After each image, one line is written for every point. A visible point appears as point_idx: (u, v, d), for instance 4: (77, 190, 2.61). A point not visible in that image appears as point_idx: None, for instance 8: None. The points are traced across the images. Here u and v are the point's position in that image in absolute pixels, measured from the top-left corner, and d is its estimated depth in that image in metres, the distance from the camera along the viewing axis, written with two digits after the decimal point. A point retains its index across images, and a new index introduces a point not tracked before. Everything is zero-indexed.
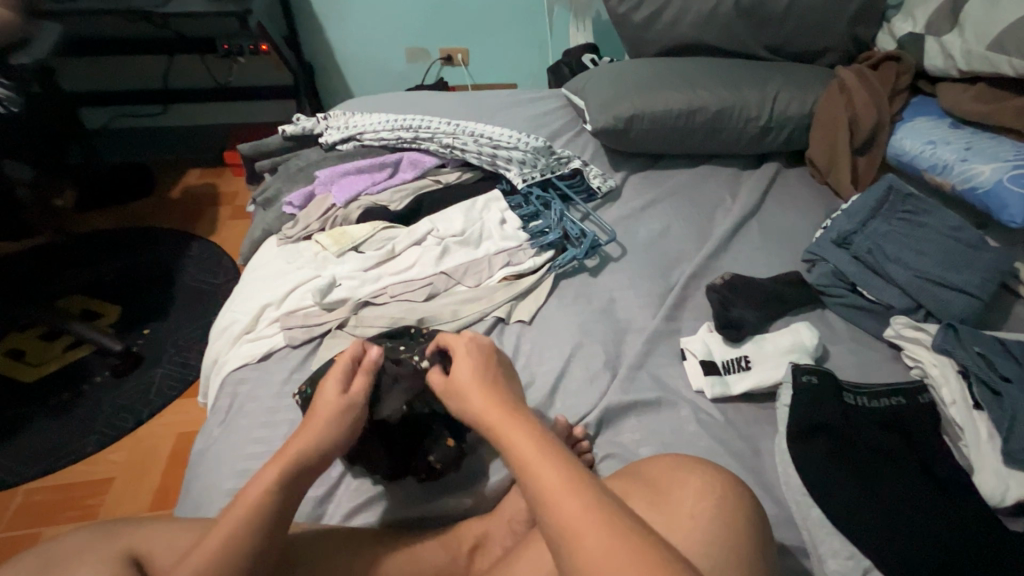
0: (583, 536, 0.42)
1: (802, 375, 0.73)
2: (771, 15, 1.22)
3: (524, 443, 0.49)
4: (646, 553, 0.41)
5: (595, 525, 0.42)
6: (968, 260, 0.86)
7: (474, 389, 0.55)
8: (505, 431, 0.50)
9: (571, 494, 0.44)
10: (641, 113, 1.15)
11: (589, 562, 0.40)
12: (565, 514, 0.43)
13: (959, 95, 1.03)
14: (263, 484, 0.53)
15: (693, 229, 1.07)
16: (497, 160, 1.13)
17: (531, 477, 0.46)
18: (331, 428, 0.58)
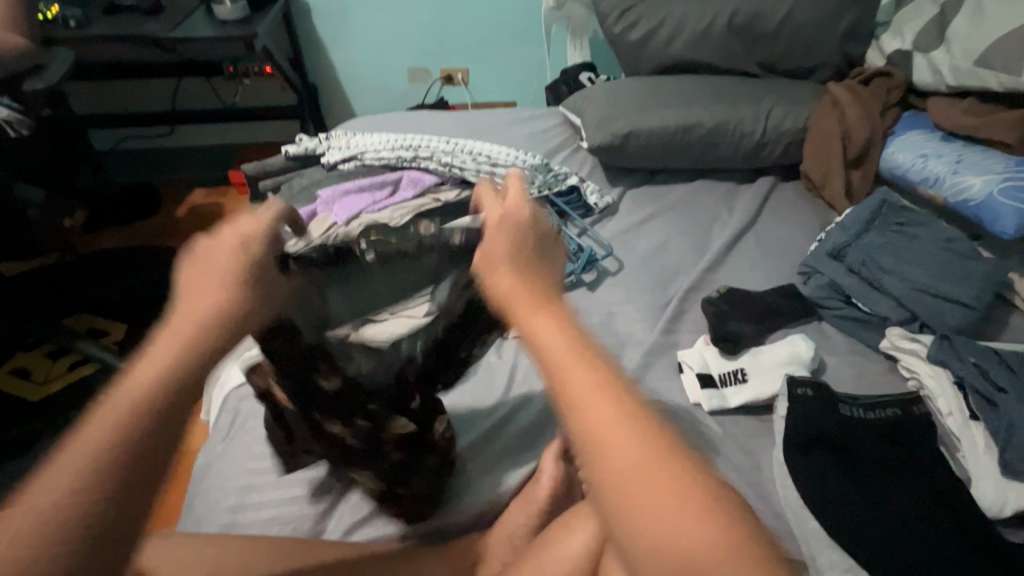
0: (617, 455, 0.34)
1: (798, 387, 0.74)
2: (762, 34, 1.25)
3: (557, 337, 0.39)
4: (693, 487, 0.33)
5: (635, 448, 0.34)
6: (962, 271, 0.87)
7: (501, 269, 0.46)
8: (528, 317, 0.42)
9: (608, 407, 0.36)
10: (636, 130, 1.17)
11: (622, 487, 0.33)
12: (597, 429, 0.35)
13: (949, 109, 1.05)
14: (150, 366, 0.39)
15: (691, 243, 1.08)
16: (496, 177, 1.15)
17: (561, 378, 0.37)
18: (232, 291, 0.43)
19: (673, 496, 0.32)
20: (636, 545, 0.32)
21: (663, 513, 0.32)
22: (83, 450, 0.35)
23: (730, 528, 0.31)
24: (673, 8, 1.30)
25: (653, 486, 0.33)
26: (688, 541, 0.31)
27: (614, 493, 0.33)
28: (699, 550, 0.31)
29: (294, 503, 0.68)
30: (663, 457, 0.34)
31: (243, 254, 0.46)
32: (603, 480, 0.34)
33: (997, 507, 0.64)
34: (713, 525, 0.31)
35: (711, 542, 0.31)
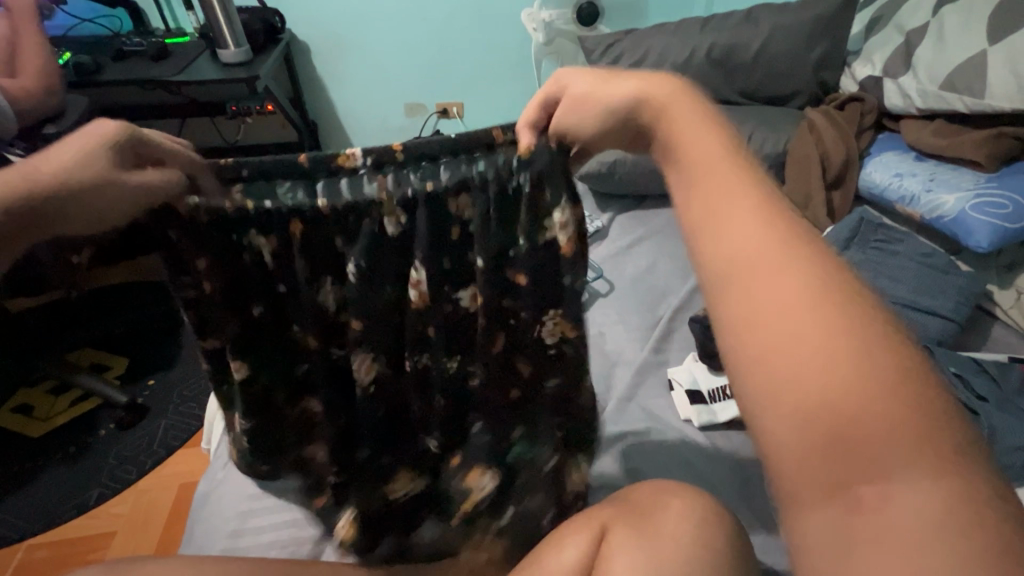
0: (777, 308, 0.29)
1: None
2: (740, 65, 1.31)
3: (726, 191, 0.34)
4: (876, 365, 0.27)
5: (780, 270, 0.30)
6: (941, 285, 0.89)
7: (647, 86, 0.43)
8: (681, 130, 0.39)
9: (773, 262, 0.31)
10: (622, 158, 1.22)
11: (752, 307, 0.30)
12: (752, 278, 0.31)
13: (919, 131, 1.10)
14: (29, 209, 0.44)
15: (679, 264, 1.11)
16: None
17: (721, 224, 0.33)
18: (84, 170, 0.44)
19: (838, 361, 0.27)
20: (770, 403, 0.28)
21: (824, 375, 0.27)
22: None
23: (907, 411, 0.26)
24: (655, 43, 1.38)
25: (788, 300, 0.29)
26: (813, 364, 0.27)
27: (758, 343, 0.29)
28: (860, 422, 0.26)
29: (292, 527, 0.69)
30: (839, 323, 0.28)
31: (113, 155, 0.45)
32: (729, 298, 0.31)
33: None
34: (888, 402, 0.26)
35: (876, 417, 0.26)
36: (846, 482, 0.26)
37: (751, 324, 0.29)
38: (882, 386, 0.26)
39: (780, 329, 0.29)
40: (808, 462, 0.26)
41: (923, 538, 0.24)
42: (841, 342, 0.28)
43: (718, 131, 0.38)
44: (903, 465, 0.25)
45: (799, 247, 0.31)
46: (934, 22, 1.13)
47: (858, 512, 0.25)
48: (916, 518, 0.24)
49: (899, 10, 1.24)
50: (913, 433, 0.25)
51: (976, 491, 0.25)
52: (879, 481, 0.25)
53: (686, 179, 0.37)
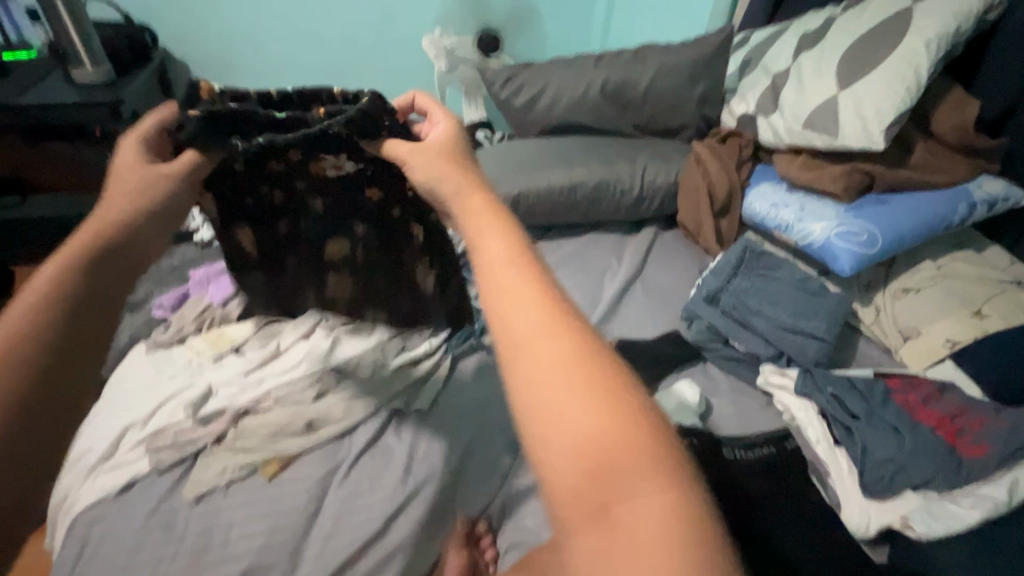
0: (549, 363, 0.34)
1: (685, 438, 0.75)
2: (632, 100, 1.38)
3: (506, 261, 0.40)
4: (618, 386, 0.33)
5: (544, 323, 0.36)
6: (815, 308, 0.97)
7: (450, 166, 0.52)
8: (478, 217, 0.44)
9: (546, 317, 0.36)
10: (526, 190, 1.23)
11: (524, 359, 0.35)
12: (526, 347, 0.35)
13: (789, 164, 1.20)
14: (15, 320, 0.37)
15: (584, 296, 1.12)
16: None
17: (503, 294, 0.38)
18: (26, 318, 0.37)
19: (586, 397, 0.33)
20: (547, 456, 0.32)
21: (586, 412, 0.32)
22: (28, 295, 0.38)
23: (647, 427, 0.32)
24: (553, 78, 1.42)
25: (547, 351, 0.34)
26: (568, 412, 0.32)
27: (528, 396, 0.34)
28: (607, 449, 0.31)
29: None
30: (592, 363, 0.34)
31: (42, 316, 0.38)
32: (506, 355, 0.36)
33: (858, 529, 0.70)
34: (620, 428, 0.31)
35: (618, 443, 0.31)
36: (606, 506, 0.30)
37: (521, 378, 0.34)
38: (614, 415, 0.32)
39: (539, 380, 0.34)
40: (571, 491, 0.31)
41: (655, 544, 0.28)
42: (593, 375, 0.33)
43: (500, 215, 0.44)
44: (642, 485, 0.30)
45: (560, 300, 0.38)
46: (793, 67, 1.25)
47: (610, 523, 0.29)
48: (657, 537, 0.28)
49: (765, 54, 1.36)
50: (642, 451, 0.31)
51: (699, 495, 0.30)
52: (629, 501, 0.29)
53: (470, 251, 0.42)
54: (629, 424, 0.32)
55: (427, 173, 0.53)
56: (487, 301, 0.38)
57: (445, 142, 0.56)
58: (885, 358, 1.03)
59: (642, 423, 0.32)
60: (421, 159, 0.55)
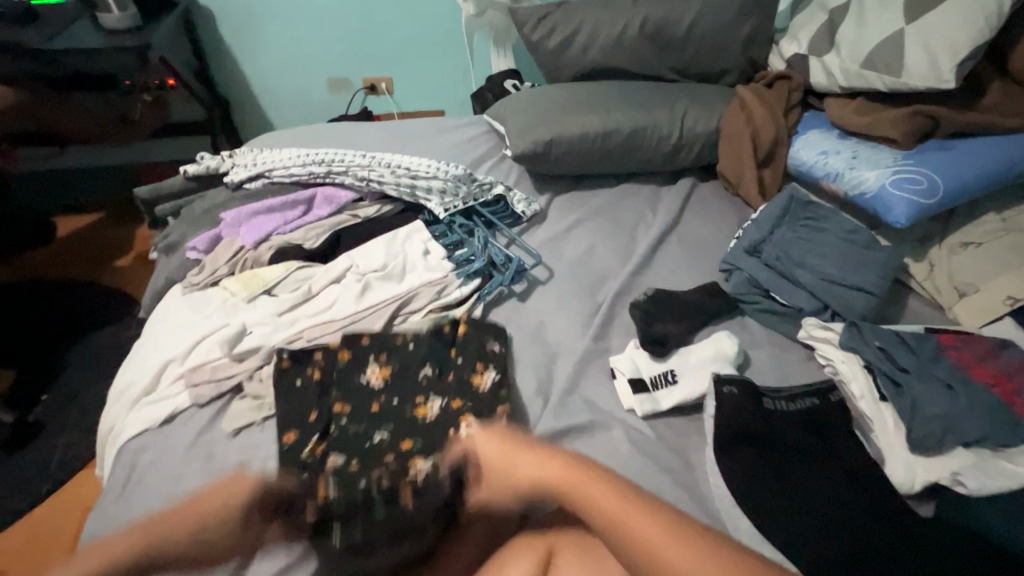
0: (637, 527, 0.55)
1: (724, 386, 0.73)
2: (672, 41, 1.30)
3: (560, 466, 0.61)
4: (676, 523, 0.55)
5: (699, 559, 0.52)
6: (864, 260, 0.92)
7: (523, 456, 0.63)
8: (583, 488, 0.59)
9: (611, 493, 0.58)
10: (558, 137, 1.17)
11: None
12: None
13: (843, 108, 1.11)
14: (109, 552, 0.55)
15: (617, 248, 1.08)
16: (417, 189, 1.03)
17: (573, 488, 0.60)
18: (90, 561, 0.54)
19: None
20: None
21: (676, 550, 0.52)
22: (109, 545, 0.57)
23: None
24: (588, 17, 1.34)
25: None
26: None
27: None
28: None
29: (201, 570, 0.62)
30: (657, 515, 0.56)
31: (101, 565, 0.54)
32: None
33: (900, 485, 0.67)
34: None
35: None
36: None
37: None
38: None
39: None
40: None
41: None
42: (655, 519, 0.55)
43: (595, 479, 0.60)
44: None
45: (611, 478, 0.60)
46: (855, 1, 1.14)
47: None
48: None
49: None
50: None
51: None
52: None
53: (607, 532, 0.56)
54: None
55: (506, 480, 0.64)
56: (647, 566, 0.53)
57: (489, 433, 0.67)
58: (935, 315, 0.97)
59: None
60: (499, 459, 0.64)
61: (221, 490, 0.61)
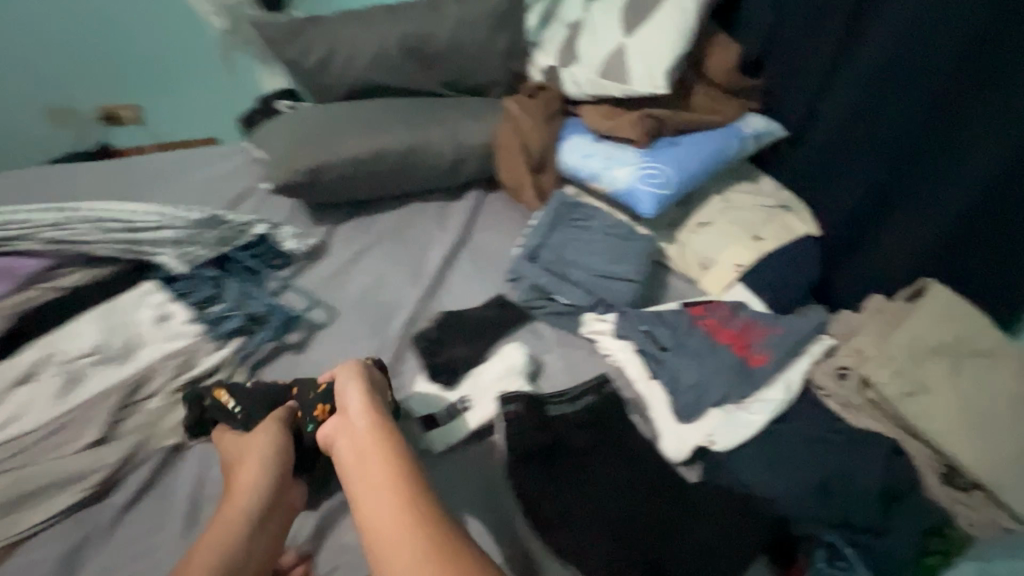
0: (386, 515, 0.56)
1: (508, 405, 0.72)
2: (434, 55, 1.29)
3: (369, 452, 0.62)
4: (434, 518, 0.56)
5: (398, 509, 0.56)
6: (626, 252, 1.00)
7: (355, 389, 0.68)
8: (357, 430, 0.65)
9: (385, 481, 0.59)
10: (323, 163, 1.08)
11: (384, 546, 0.54)
12: (376, 524, 0.56)
13: (593, 114, 1.21)
14: (252, 472, 0.63)
15: (407, 272, 1.02)
16: (141, 242, 0.84)
17: (357, 474, 0.61)
18: (262, 457, 0.64)
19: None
20: None
21: (382, 492, 0.58)
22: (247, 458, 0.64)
23: None
24: (342, 34, 1.28)
25: (396, 536, 0.54)
26: None
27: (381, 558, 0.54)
28: None
29: None
30: (412, 504, 0.57)
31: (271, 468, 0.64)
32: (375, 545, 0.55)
33: (673, 455, 0.74)
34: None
35: None
36: None
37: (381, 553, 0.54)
38: None
39: (391, 556, 0.53)
40: None
41: None
42: (414, 522, 0.55)
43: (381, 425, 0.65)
44: None
45: (401, 463, 0.61)
46: (586, 16, 1.25)
47: None
48: None
49: (560, 3, 1.34)
50: None
51: None
52: None
53: (348, 469, 0.62)
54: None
55: (341, 389, 0.69)
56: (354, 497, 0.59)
57: (359, 365, 0.71)
58: (691, 289, 1.11)
59: None
60: (344, 381, 0.70)
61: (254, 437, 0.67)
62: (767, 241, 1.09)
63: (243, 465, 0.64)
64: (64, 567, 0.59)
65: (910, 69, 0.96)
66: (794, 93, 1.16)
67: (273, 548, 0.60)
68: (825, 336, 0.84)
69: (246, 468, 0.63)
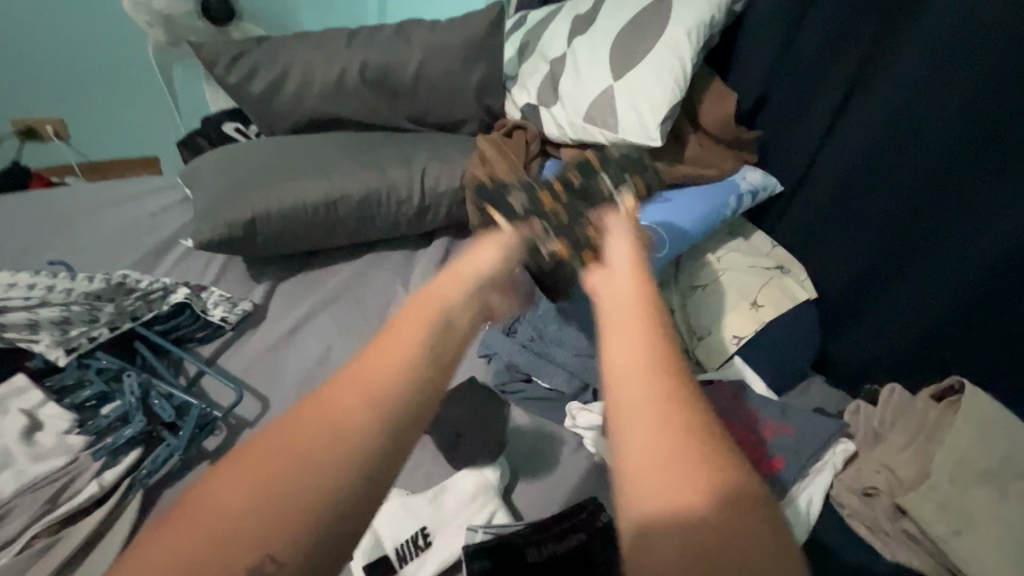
0: (642, 374, 0.48)
1: (475, 561, 0.59)
2: (401, 86, 1.15)
3: (625, 311, 0.54)
4: (684, 415, 0.45)
5: (646, 378, 0.47)
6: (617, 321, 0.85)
7: (620, 246, 0.63)
8: (615, 286, 0.58)
9: (640, 325, 0.52)
10: (265, 212, 0.93)
11: (624, 399, 0.46)
12: (622, 379, 0.48)
13: (576, 160, 1.09)
14: (432, 303, 0.54)
15: (361, 342, 0.87)
16: (8, 326, 0.69)
17: (613, 329, 0.52)
18: (444, 297, 0.55)
19: (686, 481, 0.41)
20: (638, 492, 0.42)
21: (636, 353, 0.49)
22: (431, 295, 0.55)
23: (725, 510, 0.40)
24: (296, 59, 1.13)
25: (641, 399, 0.46)
26: (664, 477, 0.41)
27: (628, 419, 0.45)
28: (673, 509, 0.40)
29: None
30: (683, 399, 0.46)
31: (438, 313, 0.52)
32: (616, 394, 0.47)
33: None
34: (700, 507, 0.40)
35: (676, 500, 0.40)
36: (693, 555, 0.38)
37: (624, 411, 0.46)
38: (704, 513, 0.40)
39: (635, 416, 0.45)
40: (663, 551, 0.39)
41: (681, 550, 0.39)
42: (669, 400, 0.46)
43: (643, 284, 0.58)
44: (703, 530, 0.39)
45: (663, 349, 0.50)
46: (569, 52, 1.13)
47: (683, 549, 0.39)
48: (717, 551, 0.38)
49: (541, 34, 1.23)
50: (722, 521, 0.39)
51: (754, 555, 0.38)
52: (711, 542, 0.39)
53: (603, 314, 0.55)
54: (712, 498, 0.40)
55: (613, 243, 0.64)
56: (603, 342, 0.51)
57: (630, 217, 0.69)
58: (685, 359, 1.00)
59: (722, 517, 0.40)
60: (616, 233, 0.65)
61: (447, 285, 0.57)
62: (769, 308, 0.97)
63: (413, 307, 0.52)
64: None
65: (913, 135, 0.87)
66: (791, 153, 1.07)
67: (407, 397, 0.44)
68: (846, 438, 0.73)
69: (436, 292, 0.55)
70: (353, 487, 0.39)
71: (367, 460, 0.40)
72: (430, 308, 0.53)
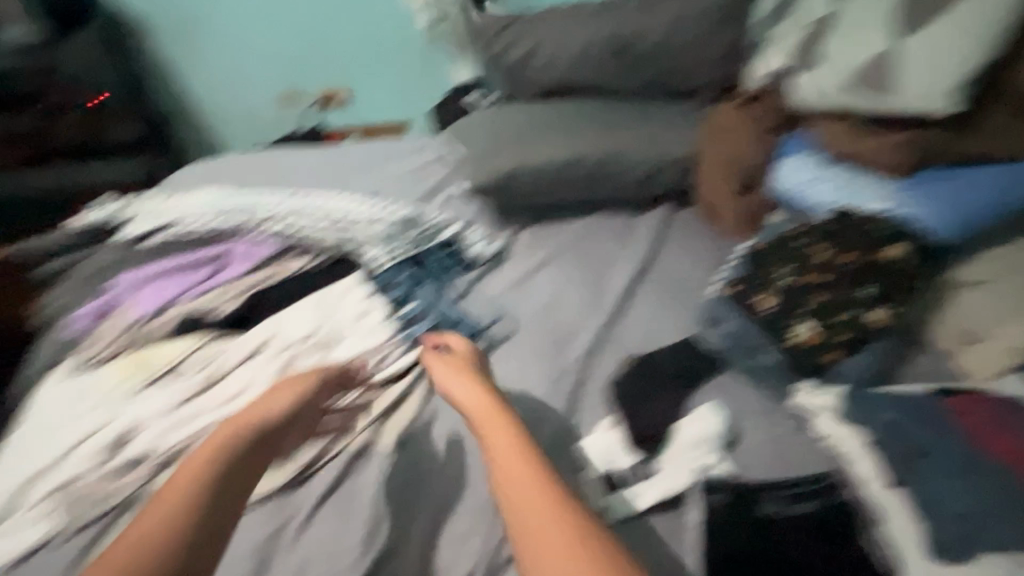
0: (538, 509, 0.55)
1: (713, 492, 0.64)
2: (642, 54, 1.18)
3: (503, 444, 0.63)
4: (576, 535, 0.53)
5: (546, 509, 0.55)
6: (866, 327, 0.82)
7: (464, 382, 0.71)
8: (489, 430, 0.65)
9: (519, 474, 0.59)
10: (517, 167, 1.06)
11: (534, 535, 0.54)
12: (520, 514, 0.56)
13: (830, 128, 1.00)
14: (226, 434, 0.64)
15: (585, 292, 0.94)
16: (354, 241, 0.96)
17: (505, 471, 0.60)
18: (273, 416, 0.67)
19: None
20: None
21: (532, 491, 0.57)
22: (234, 424, 0.65)
23: None
24: (548, 31, 1.23)
25: (548, 532, 0.53)
26: None
27: (533, 553, 0.53)
28: None
29: None
30: (569, 515, 0.55)
31: (226, 446, 0.63)
32: (524, 534, 0.55)
33: None
34: None
35: None
36: None
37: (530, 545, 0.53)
38: None
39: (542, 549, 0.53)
40: None
41: None
42: (568, 528, 0.53)
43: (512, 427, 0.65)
44: None
45: (559, 486, 0.58)
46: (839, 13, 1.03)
47: None
48: None
49: None
50: None
51: None
52: None
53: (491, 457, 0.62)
54: None
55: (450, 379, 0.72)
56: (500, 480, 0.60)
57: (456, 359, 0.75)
58: None
59: None
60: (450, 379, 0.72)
61: (260, 406, 0.68)
62: None
63: (209, 447, 0.62)
64: (263, 551, 0.64)
65: None
66: None
67: (230, 510, 0.59)
68: None
69: (268, 406, 0.68)
70: (183, 559, 0.53)
71: (182, 550, 0.53)
72: (242, 439, 0.64)
